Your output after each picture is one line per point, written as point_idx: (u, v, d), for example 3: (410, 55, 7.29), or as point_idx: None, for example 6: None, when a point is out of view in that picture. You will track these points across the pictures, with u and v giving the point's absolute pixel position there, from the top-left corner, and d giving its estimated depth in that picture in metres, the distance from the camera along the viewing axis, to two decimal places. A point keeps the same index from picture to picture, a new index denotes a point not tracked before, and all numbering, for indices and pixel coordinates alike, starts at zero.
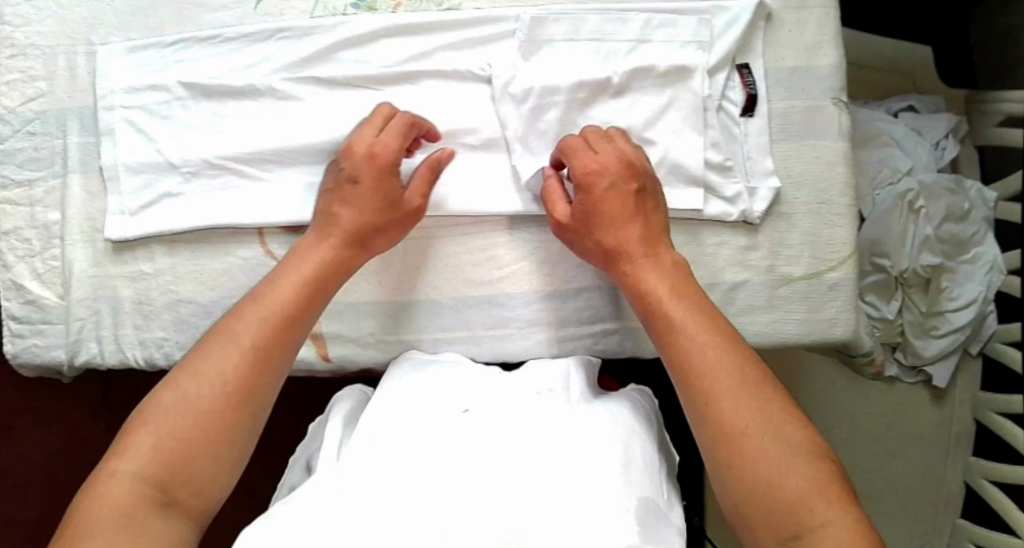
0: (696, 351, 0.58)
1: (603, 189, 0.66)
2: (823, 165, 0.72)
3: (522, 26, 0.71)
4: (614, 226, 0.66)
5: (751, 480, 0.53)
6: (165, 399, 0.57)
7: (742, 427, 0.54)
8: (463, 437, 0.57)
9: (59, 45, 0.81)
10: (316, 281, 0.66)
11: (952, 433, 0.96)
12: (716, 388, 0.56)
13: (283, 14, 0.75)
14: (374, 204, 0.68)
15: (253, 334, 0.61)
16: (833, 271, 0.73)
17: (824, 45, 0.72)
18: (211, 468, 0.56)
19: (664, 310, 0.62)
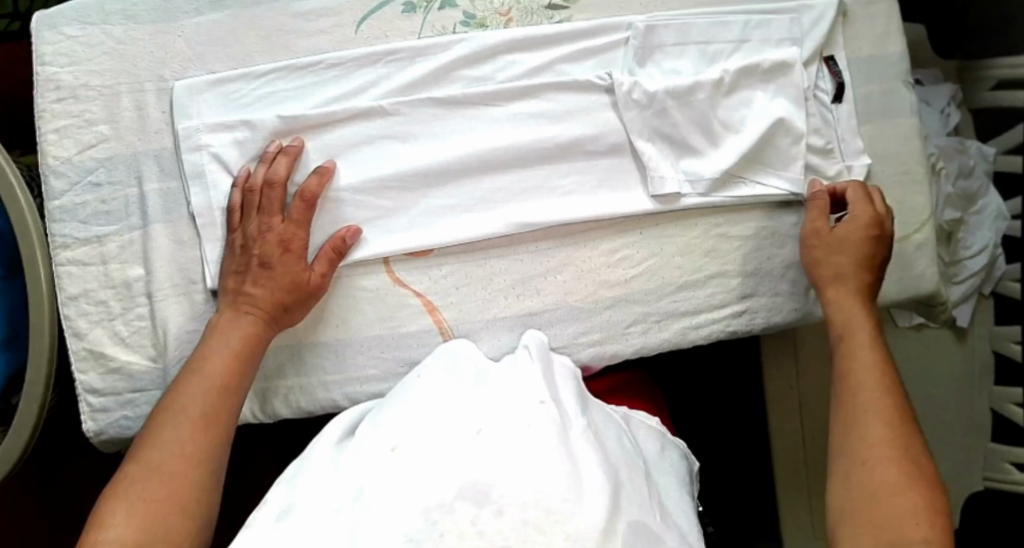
0: (859, 356, 0.67)
1: (873, 233, 0.72)
2: (902, 140, 0.80)
3: (636, 34, 0.73)
4: (852, 255, 0.72)
5: (866, 476, 0.60)
6: (142, 463, 0.59)
7: (877, 449, 0.61)
8: (472, 455, 0.55)
9: (120, 83, 0.74)
10: (245, 350, 0.67)
11: (976, 367, 1.06)
12: (863, 399, 0.65)
13: (388, 36, 0.73)
14: (284, 284, 0.68)
15: (195, 403, 0.63)
16: (918, 234, 0.80)
17: (891, 34, 0.80)
18: (180, 528, 0.57)
19: (849, 316, 0.70)
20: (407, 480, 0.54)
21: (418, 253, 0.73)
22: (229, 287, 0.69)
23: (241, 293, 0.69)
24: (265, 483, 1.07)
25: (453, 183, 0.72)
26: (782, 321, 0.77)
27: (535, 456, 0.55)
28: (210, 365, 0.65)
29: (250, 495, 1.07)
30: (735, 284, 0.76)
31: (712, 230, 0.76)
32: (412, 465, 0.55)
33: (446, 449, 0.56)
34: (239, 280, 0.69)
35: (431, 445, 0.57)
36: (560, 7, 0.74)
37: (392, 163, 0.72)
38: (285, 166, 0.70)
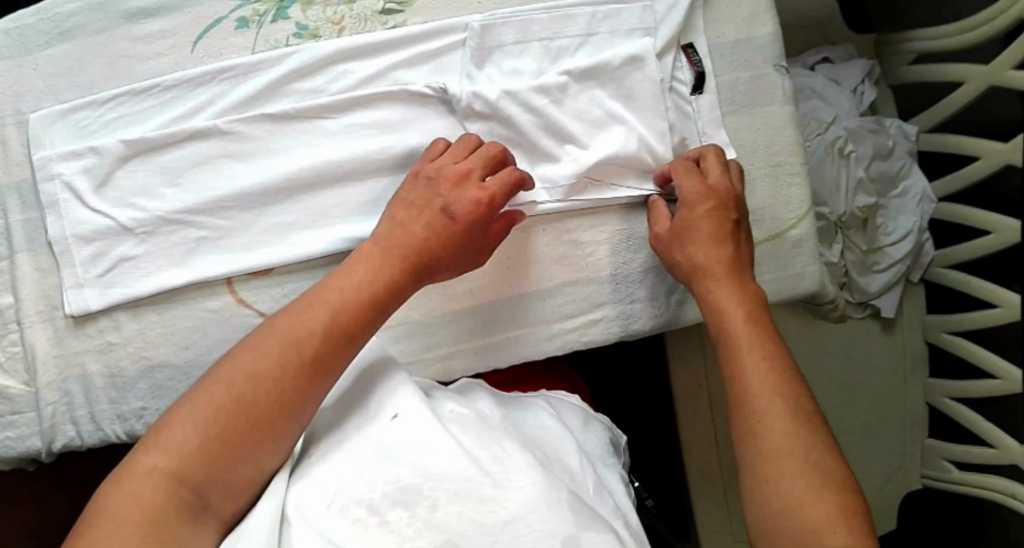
0: (740, 335, 0.64)
1: (709, 204, 0.70)
2: (773, 129, 0.77)
3: (471, 36, 0.71)
4: (704, 240, 0.69)
5: (774, 498, 0.56)
6: (194, 399, 0.58)
7: (775, 443, 0.58)
8: (393, 456, 0.57)
9: None
10: (393, 293, 0.65)
11: (908, 357, 1.04)
12: (763, 407, 0.60)
13: (223, 55, 0.72)
14: (458, 240, 0.67)
15: (316, 339, 0.60)
16: (795, 229, 0.77)
17: (761, 15, 0.76)
18: (241, 473, 0.57)
19: (732, 323, 0.65)
20: (332, 484, 0.56)
21: (262, 271, 0.74)
22: (390, 221, 0.67)
23: (383, 235, 0.67)
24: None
25: (292, 199, 0.73)
26: (640, 330, 0.77)
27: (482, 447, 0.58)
28: (343, 305, 0.62)
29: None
30: (588, 293, 0.76)
31: (562, 236, 0.75)
32: (341, 471, 0.57)
33: (365, 449, 0.58)
34: (395, 218, 0.67)
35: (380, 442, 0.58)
36: (394, 12, 0.72)
37: (232, 182, 0.72)
38: (464, 143, 0.70)
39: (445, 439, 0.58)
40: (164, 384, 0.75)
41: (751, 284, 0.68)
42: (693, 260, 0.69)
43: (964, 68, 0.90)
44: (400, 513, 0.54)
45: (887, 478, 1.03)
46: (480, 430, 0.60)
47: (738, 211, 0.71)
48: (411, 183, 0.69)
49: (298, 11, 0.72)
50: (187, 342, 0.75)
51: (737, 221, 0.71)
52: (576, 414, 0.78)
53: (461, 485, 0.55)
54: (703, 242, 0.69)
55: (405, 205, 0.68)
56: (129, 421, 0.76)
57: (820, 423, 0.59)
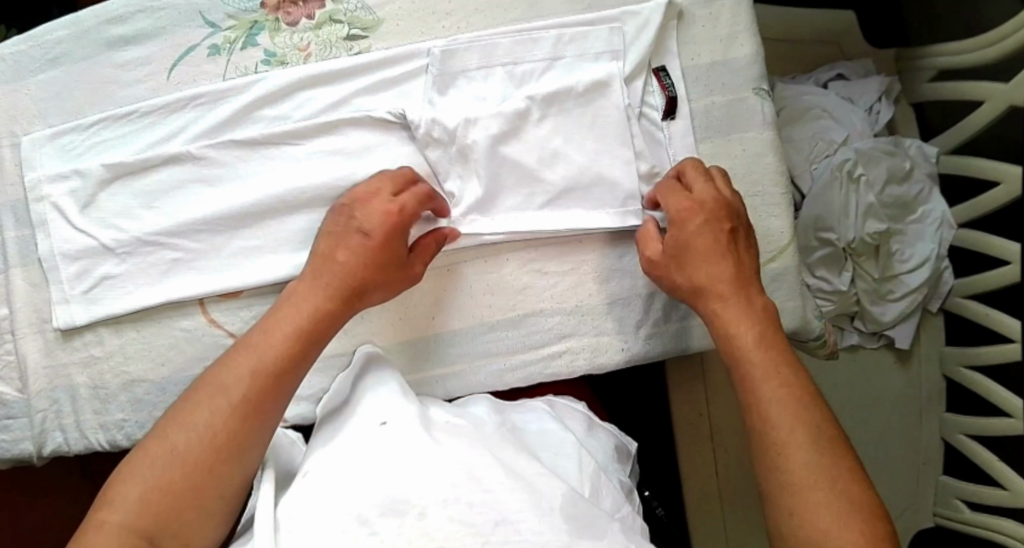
0: (755, 356, 0.61)
1: (704, 221, 0.66)
2: (752, 156, 0.73)
3: (433, 61, 0.71)
4: (704, 261, 0.66)
5: (801, 532, 0.54)
6: (137, 456, 0.56)
7: (800, 478, 0.56)
8: (387, 461, 0.54)
9: None
10: (328, 321, 0.64)
11: (924, 392, 0.96)
12: (786, 437, 0.57)
13: (197, 81, 0.75)
14: (389, 261, 0.66)
15: (244, 378, 0.59)
16: (774, 262, 0.72)
17: (739, 36, 0.73)
18: (198, 519, 0.56)
19: (744, 351, 0.62)
20: (334, 486, 0.53)
21: (232, 293, 0.75)
22: (323, 250, 0.66)
23: (319, 266, 0.66)
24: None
25: (259, 222, 0.74)
26: (606, 363, 0.73)
27: (479, 454, 0.56)
28: (265, 346, 0.61)
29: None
30: (555, 320, 0.73)
31: (526, 265, 0.72)
32: (340, 470, 0.54)
33: (359, 452, 0.55)
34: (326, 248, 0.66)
35: (377, 444, 0.56)
36: (358, 37, 0.73)
37: (204, 206, 0.74)
38: (393, 177, 0.68)
39: (440, 444, 0.56)
40: (143, 398, 0.76)
41: (760, 302, 0.65)
42: (694, 282, 0.65)
43: (985, 87, 0.84)
44: (391, 523, 0.51)
45: (896, 513, 0.95)
46: (473, 440, 0.58)
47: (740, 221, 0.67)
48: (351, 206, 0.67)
49: (266, 38, 0.74)
50: (162, 358, 0.76)
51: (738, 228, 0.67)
52: (578, 419, 0.74)
53: (456, 492, 0.52)
54: (709, 260, 0.66)
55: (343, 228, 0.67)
56: (112, 431, 0.77)
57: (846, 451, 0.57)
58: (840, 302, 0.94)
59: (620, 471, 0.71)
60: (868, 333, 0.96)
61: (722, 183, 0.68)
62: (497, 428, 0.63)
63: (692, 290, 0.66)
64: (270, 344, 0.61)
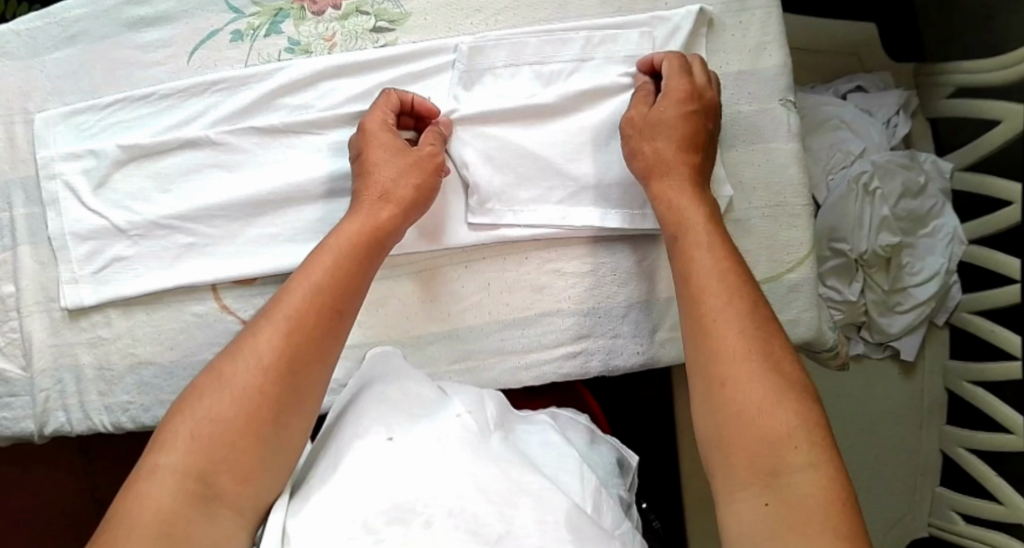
0: (696, 253, 0.61)
1: (690, 106, 0.67)
2: (775, 167, 0.72)
3: (460, 58, 0.70)
4: (677, 139, 0.66)
5: (727, 408, 0.53)
6: (190, 396, 0.56)
7: (733, 351, 0.55)
8: (392, 471, 0.54)
9: (13, 110, 0.77)
10: (369, 249, 0.64)
11: (925, 404, 0.96)
12: (722, 315, 0.57)
13: (217, 66, 0.74)
14: (408, 174, 0.66)
15: (294, 304, 0.59)
16: (791, 272, 0.73)
17: (768, 46, 0.73)
18: (254, 456, 0.54)
19: (691, 246, 0.62)
20: (339, 493, 0.53)
21: (247, 280, 0.74)
22: (368, 156, 0.67)
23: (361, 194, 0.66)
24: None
25: (277, 210, 0.73)
26: (621, 365, 0.72)
27: (484, 464, 0.56)
28: (312, 272, 0.61)
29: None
30: (571, 321, 0.72)
31: (545, 265, 0.72)
32: (346, 476, 0.54)
33: (360, 461, 0.55)
34: (363, 161, 0.67)
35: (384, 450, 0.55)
36: (385, 30, 0.72)
37: (220, 192, 0.73)
38: (387, 99, 0.68)
39: (449, 452, 0.55)
40: (149, 381, 0.75)
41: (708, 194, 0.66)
42: (660, 156, 0.66)
43: (1004, 106, 0.84)
44: (396, 531, 0.51)
45: (892, 524, 0.95)
46: (479, 446, 0.57)
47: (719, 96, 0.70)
48: (377, 115, 0.68)
49: (291, 26, 0.73)
50: (172, 342, 0.75)
51: (713, 85, 0.69)
52: (581, 433, 0.77)
53: (462, 502, 0.52)
54: (677, 143, 0.66)
55: (376, 135, 0.67)
56: (116, 413, 0.76)
57: (781, 338, 0.56)
58: (848, 313, 0.94)
59: (619, 485, 0.73)
60: (874, 343, 0.97)
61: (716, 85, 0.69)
62: (499, 428, 0.62)
63: (647, 170, 0.66)
64: (316, 271, 0.62)
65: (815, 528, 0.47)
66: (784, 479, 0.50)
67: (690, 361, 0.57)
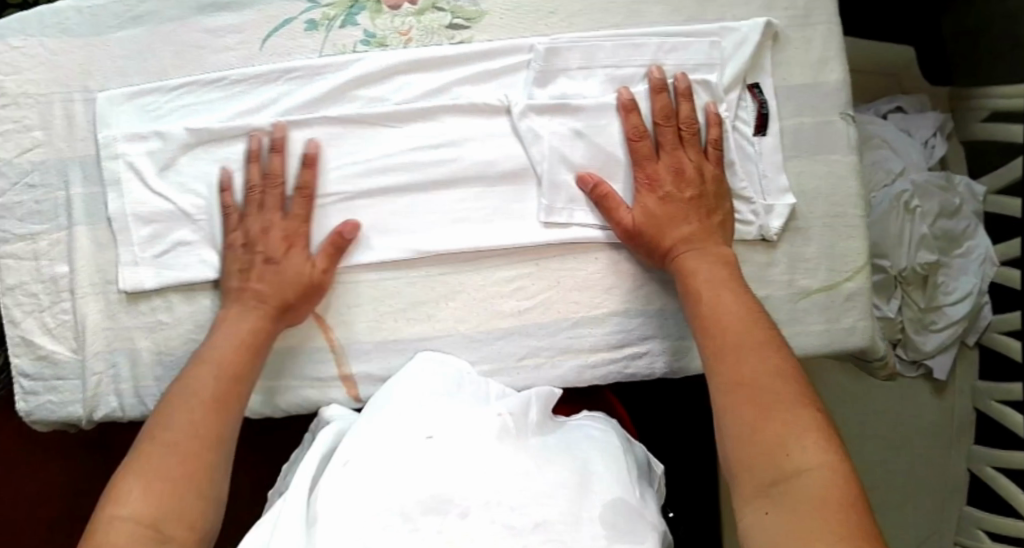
0: (708, 281, 0.67)
1: (662, 197, 0.69)
2: (836, 178, 0.74)
3: (536, 58, 0.71)
4: (674, 223, 0.69)
5: (738, 424, 0.59)
6: (146, 451, 0.61)
7: (742, 376, 0.61)
8: (424, 465, 0.60)
9: (72, 87, 0.78)
10: (253, 345, 0.69)
11: (954, 423, 0.98)
12: (730, 344, 0.63)
13: (292, 55, 0.74)
14: (294, 284, 0.70)
15: (210, 381, 0.65)
16: (849, 281, 0.75)
17: (830, 61, 0.74)
18: (196, 505, 0.59)
19: (701, 280, 0.67)
20: (381, 484, 0.58)
21: None
22: (285, 265, 0.70)
23: (263, 293, 0.70)
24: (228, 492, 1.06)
25: (347, 203, 0.73)
26: (686, 367, 0.73)
27: (511, 467, 0.61)
28: (218, 358, 0.67)
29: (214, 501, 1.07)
30: (637, 320, 0.73)
31: (612, 264, 0.73)
32: (388, 470, 0.59)
33: (404, 460, 0.60)
34: (274, 266, 0.70)
35: (425, 453, 0.61)
36: (460, 27, 0.73)
37: (290, 181, 0.73)
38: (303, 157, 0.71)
39: (489, 456, 0.62)
40: None
41: (724, 250, 0.69)
42: (665, 245, 0.69)
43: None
44: (432, 520, 0.56)
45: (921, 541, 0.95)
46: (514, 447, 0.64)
47: (703, 153, 0.71)
48: (280, 219, 0.71)
49: (367, 18, 0.74)
50: None
51: (689, 138, 0.70)
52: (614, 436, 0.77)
53: (498, 497, 0.58)
54: (679, 223, 0.69)
55: (282, 243, 0.70)
56: None
57: (785, 357, 0.62)
58: (885, 329, 0.94)
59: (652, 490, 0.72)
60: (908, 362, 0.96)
61: (699, 149, 0.71)
62: (536, 428, 0.67)
63: (664, 254, 0.69)
64: (219, 355, 0.67)
65: (817, 520, 0.52)
66: (787, 487, 0.55)
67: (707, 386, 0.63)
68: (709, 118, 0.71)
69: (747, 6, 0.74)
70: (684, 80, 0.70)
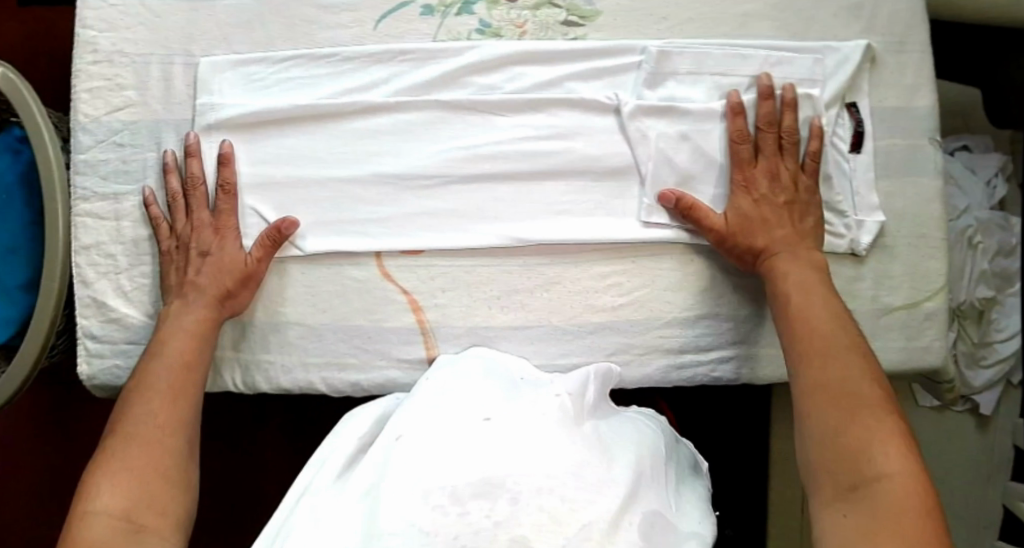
0: (800, 282, 0.69)
1: (755, 200, 0.71)
2: (923, 201, 0.76)
3: (648, 59, 0.72)
4: (765, 227, 0.71)
5: (825, 423, 0.61)
6: (119, 445, 0.66)
7: (833, 378, 0.63)
8: (480, 444, 0.60)
9: (172, 49, 0.78)
10: (201, 333, 0.72)
11: (994, 459, 0.98)
12: (818, 349, 0.65)
13: (405, 36, 0.75)
14: (226, 274, 0.73)
15: (153, 374, 0.69)
16: (929, 301, 0.77)
17: (921, 87, 0.76)
18: (166, 493, 0.64)
19: (793, 279, 0.69)
20: (433, 462, 0.59)
21: (413, 252, 0.75)
22: (224, 248, 0.74)
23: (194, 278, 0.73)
24: (270, 463, 1.08)
25: (449, 187, 0.74)
26: (767, 373, 0.75)
27: (569, 452, 0.60)
28: (162, 351, 0.71)
29: (254, 473, 1.08)
30: (726, 323, 0.75)
31: (705, 268, 0.75)
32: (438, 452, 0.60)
33: (462, 437, 0.61)
34: (206, 259, 0.74)
35: (492, 433, 0.61)
36: (575, 25, 0.74)
37: (395, 161, 0.75)
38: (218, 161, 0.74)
39: (553, 438, 0.61)
40: (293, 341, 0.77)
41: (815, 255, 0.71)
42: (755, 247, 0.71)
43: None
44: (481, 505, 0.56)
45: None
46: (588, 432, 0.63)
47: (799, 163, 0.72)
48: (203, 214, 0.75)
49: (483, 8, 0.74)
50: (327, 305, 0.76)
51: (789, 147, 0.72)
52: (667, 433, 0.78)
53: (550, 485, 0.57)
54: (773, 226, 0.71)
55: (214, 231, 0.74)
56: (251, 372, 0.77)
57: (869, 364, 0.64)
58: None
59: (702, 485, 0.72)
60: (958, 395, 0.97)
61: (794, 158, 0.72)
62: (590, 411, 0.66)
63: (756, 255, 0.71)
64: (185, 346, 0.71)
65: (892, 523, 0.54)
66: (865, 488, 0.57)
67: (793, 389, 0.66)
68: (811, 130, 0.72)
69: (848, 28, 0.75)
70: (791, 91, 0.72)
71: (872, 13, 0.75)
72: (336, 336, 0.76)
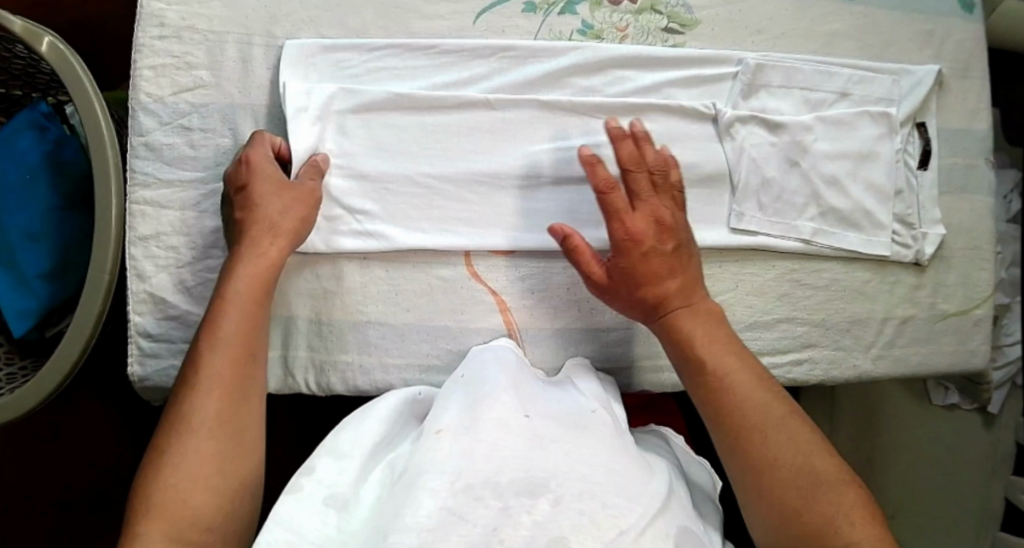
0: (718, 351, 0.65)
1: (642, 249, 0.67)
2: (976, 216, 0.82)
3: (745, 70, 0.75)
4: (656, 278, 0.67)
5: (781, 505, 0.58)
6: (175, 434, 0.57)
7: (773, 457, 0.60)
8: (529, 443, 0.58)
9: (253, 30, 0.73)
10: (254, 301, 0.64)
11: (997, 456, 0.99)
12: (749, 427, 0.61)
13: (506, 33, 0.75)
14: (285, 201, 0.68)
15: (210, 351, 0.61)
16: (978, 308, 0.81)
17: (980, 111, 0.82)
18: (230, 487, 0.57)
19: (703, 348, 0.65)
20: (481, 460, 0.56)
21: (505, 252, 0.74)
22: (251, 216, 0.67)
23: (243, 234, 0.66)
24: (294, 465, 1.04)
25: (546, 187, 0.74)
26: (838, 376, 0.78)
27: (622, 470, 0.58)
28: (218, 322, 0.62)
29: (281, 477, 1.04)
30: (802, 326, 0.77)
31: (787, 273, 0.77)
32: (479, 447, 0.57)
33: (500, 428, 0.58)
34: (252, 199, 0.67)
35: (534, 435, 0.59)
36: (675, 32, 0.76)
37: (490, 157, 0.73)
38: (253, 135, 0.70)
39: (593, 448, 0.59)
40: (374, 340, 0.73)
41: (707, 303, 0.68)
42: (648, 300, 0.67)
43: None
44: (522, 502, 0.53)
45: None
46: (619, 445, 0.61)
47: (674, 201, 0.69)
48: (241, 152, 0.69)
49: (586, 9, 0.76)
50: (411, 304, 0.74)
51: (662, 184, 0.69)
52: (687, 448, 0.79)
53: (592, 491, 0.54)
54: (663, 278, 0.67)
55: (244, 166, 0.68)
56: (327, 371, 0.73)
57: (808, 430, 0.61)
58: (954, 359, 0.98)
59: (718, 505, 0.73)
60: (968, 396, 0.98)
61: (656, 196, 0.69)
62: (625, 429, 0.65)
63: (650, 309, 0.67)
64: (231, 316, 0.63)
65: None
66: None
67: (728, 468, 0.62)
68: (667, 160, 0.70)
69: (922, 52, 0.80)
70: (640, 126, 0.70)
71: (941, 41, 0.81)
72: (423, 336, 0.74)
